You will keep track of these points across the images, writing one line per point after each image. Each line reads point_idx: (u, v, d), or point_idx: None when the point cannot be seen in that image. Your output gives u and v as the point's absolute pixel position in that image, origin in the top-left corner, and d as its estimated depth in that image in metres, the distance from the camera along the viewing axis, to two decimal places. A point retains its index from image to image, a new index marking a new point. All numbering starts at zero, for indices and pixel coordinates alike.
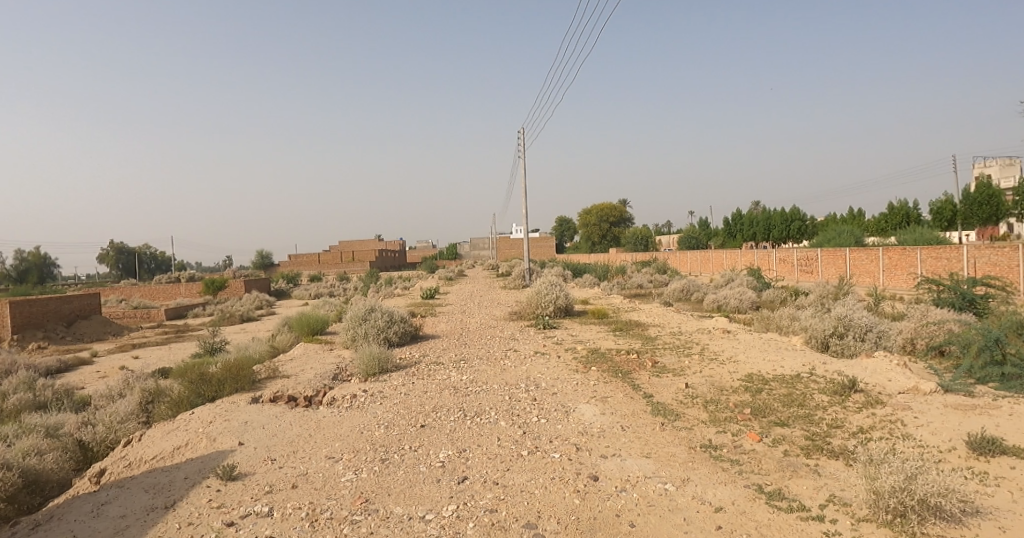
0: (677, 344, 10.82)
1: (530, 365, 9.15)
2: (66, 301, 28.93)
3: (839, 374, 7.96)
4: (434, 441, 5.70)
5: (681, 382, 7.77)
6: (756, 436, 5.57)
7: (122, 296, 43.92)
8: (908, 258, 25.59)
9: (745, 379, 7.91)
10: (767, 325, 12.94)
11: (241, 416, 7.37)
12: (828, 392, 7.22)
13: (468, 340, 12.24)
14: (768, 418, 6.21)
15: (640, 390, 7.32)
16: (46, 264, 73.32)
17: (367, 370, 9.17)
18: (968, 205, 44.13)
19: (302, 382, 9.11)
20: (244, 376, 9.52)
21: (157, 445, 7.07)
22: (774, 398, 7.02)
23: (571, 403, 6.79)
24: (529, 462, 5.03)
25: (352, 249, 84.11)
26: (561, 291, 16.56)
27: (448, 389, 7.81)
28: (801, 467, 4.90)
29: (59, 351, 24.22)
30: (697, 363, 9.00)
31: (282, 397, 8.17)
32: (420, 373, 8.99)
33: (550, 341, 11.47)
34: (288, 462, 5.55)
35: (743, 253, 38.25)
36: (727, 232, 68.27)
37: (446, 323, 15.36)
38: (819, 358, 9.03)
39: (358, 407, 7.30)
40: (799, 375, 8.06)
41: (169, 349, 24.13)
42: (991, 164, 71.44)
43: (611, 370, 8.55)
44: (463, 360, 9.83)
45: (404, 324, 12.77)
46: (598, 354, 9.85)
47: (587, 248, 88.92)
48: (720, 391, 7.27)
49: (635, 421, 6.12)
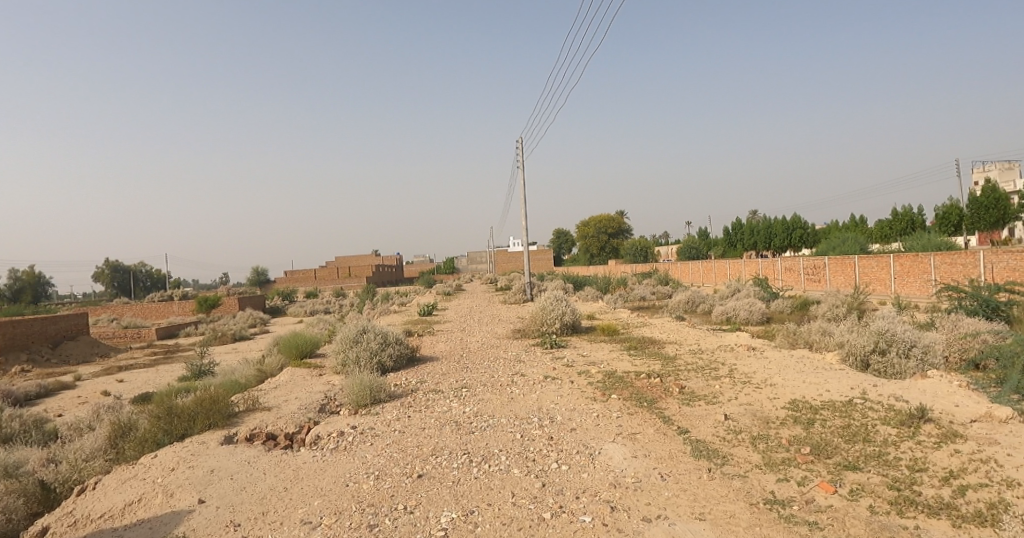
0: (700, 365, 9.78)
1: (541, 393, 8.10)
2: (52, 322, 27.71)
3: (898, 400, 6.93)
4: (436, 498, 4.67)
5: (718, 412, 6.71)
6: (830, 487, 4.58)
7: (115, 315, 42.81)
8: (920, 264, 24.66)
9: (790, 407, 6.88)
10: (794, 339, 11.95)
11: (210, 461, 6.31)
12: (893, 423, 6.21)
13: (470, 363, 11.19)
14: (835, 461, 5.22)
15: (673, 424, 6.30)
16: (41, 284, 72.17)
17: (357, 401, 8.16)
18: (975, 209, 43.28)
19: (284, 415, 8.07)
20: (219, 409, 8.42)
21: (108, 498, 5.96)
22: (831, 431, 6.02)
23: (595, 442, 5.77)
24: (554, 531, 3.99)
25: (350, 264, 83.25)
26: (567, 306, 15.51)
27: (449, 425, 6.75)
28: (899, 531, 3.94)
29: (41, 374, 23.05)
30: (729, 387, 7.97)
31: (260, 435, 7.16)
32: (416, 404, 7.94)
33: (560, 363, 10.42)
34: (255, 529, 4.51)
35: (747, 263, 37.34)
36: (728, 240, 67.29)
37: (445, 343, 14.26)
38: (867, 380, 8.00)
39: (345, 449, 6.27)
40: (851, 401, 7.03)
41: (157, 372, 22.99)
42: (991, 168, 71.14)
43: (634, 398, 7.50)
44: (465, 387, 8.77)
45: (400, 346, 11.74)
46: (615, 378, 8.78)
47: (586, 260, 88.32)
48: (766, 424, 6.23)
49: (675, 467, 5.07)
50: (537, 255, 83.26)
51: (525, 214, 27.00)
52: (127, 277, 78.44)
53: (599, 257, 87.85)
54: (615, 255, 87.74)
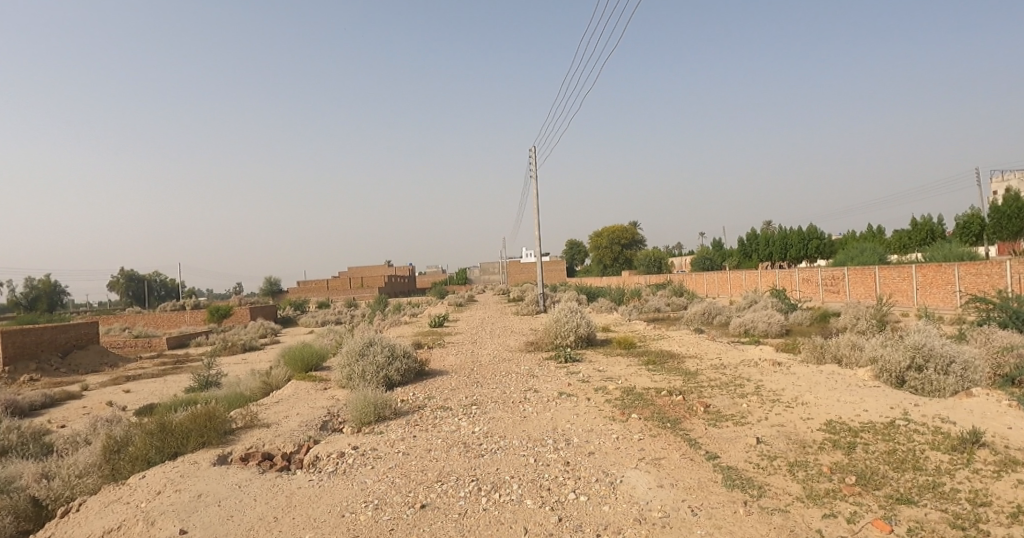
0: (725, 381, 9.21)
1: (555, 411, 7.60)
2: (62, 330, 27.60)
3: (946, 422, 6.33)
4: (439, 533, 4.21)
5: (748, 435, 6.17)
6: (885, 526, 4.05)
7: (128, 324, 42.89)
8: (945, 275, 23.76)
9: (826, 428, 6.34)
10: (822, 354, 11.30)
11: (197, 484, 5.91)
12: (944, 447, 5.62)
13: (480, 377, 10.71)
14: (886, 493, 4.67)
15: (700, 448, 5.77)
16: (58, 292, 72.98)
17: (361, 419, 7.71)
18: (996, 218, 42.05)
19: (283, 433, 7.65)
20: (214, 427, 8.07)
21: (87, 525, 5.55)
22: (876, 458, 5.46)
23: (615, 469, 5.25)
24: None
25: (362, 275, 83.19)
26: (581, 317, 15.00)
27: (457, 446, 6.27)
28: None
29: (49, 384, 22.84)
30: (758, 406, 7.41)
31: (255, 456, 6.78)
32: (423, 423, 7.46)
33: (576, 378, 9.92)
34: None
35: (763, 274, 36.53)
36: (742, 251, 66.15)
37: (455, 356, 13.80)
38: (908, 399, 7.36)
39: (344, 473, 5.83)
40: (893, 423, 6.44)
41: (165, 382, 22.70)
42: (1011, 177, 69.47)
43: (656, 418, 6.98)
44: (474, 404, 8.28)
45: (408, 360, 11.27)
46: (635, 395, 8.25)
47: (598, 271, 87.69)
48: (803, 449, 5.69)
49: (706, 499, 4.57)
50: (548, 266, 82.76)
51: (536, 224, 26.53)
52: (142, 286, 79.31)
53: (611, 267, 87.03)
54: (628, 266, 86.91)
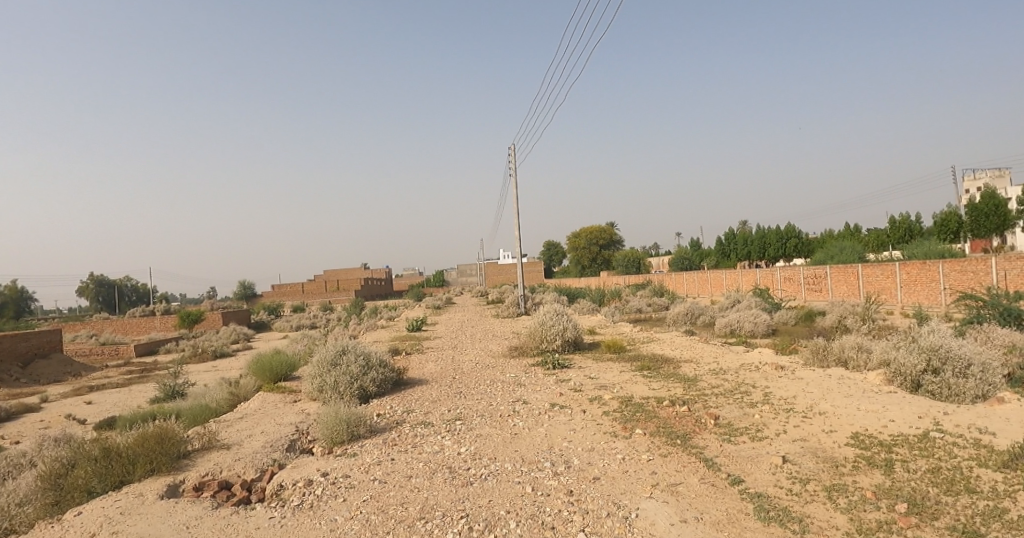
0: (728, 388, 8.51)
1: (550, 426, 6.84)
2: (21, 339, 25.98)
3: (984, 433, 5.72)
4: None
5: (771, 452, 5.48)
6: None
7: (94, 331, 41.06)
8: (928, 272, 23.58)
9: (855, 443, 5.67)
10: (827, 356, 10.67)
11: (138, 524, 5.01)
12: (995, 463, 4.96)
13: (462, 387, 9.90)
14: (947, 524, 4.01)
15: (720, 471, 5.06)
16: (24, 298, 70.17)
17: (332, 438, 6.87)
18: (973, 216, 42.39)
19: (245, 455, 6.76)
20: (164, 449, 7.13)
21: None
22: (922, 479, 4.79)
23: (627, 499, 4.52)
24: None
25: (339, 278, 81.57)
26: (568, 320, 14.21)
27: (442, 472, 5.47)
28: None
29: (5, 396, 21.33)
30: (773, 417, 6.75)
31: (210, 486, 5.90)
32: (404, 442, 6.64)
33: (567, 387, 9.21)
34: None
35: (744, 273, 36.27)
36: (720, 251, 66.28)
37: (435, 363, 12.96)
38: (935, 407, 6.73)
39: (313, 507, 4.98)
40: (926, 435, 5.80)
41: (130, 392, 21.36)
42: (981, 176, 71.04)
43: (663, 433, 6.26)
44: (459, 419, 7.48)
45: (385, 369, 10.39)
46: (634, 406, 7.53)
47: (578, 271, 87.46)
48: (836, 469, 5.02)
49: None
50: (528, 268, 82.13)
51: (517, 223, 25.70)
52: (112, 291, 76.69)
53: (589, 268, 86.73)
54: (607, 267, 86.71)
